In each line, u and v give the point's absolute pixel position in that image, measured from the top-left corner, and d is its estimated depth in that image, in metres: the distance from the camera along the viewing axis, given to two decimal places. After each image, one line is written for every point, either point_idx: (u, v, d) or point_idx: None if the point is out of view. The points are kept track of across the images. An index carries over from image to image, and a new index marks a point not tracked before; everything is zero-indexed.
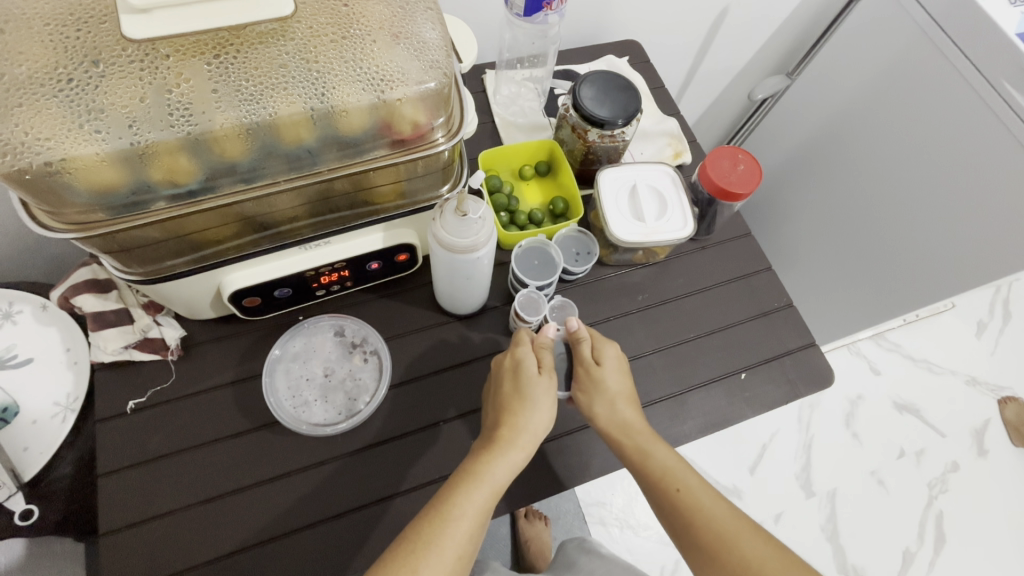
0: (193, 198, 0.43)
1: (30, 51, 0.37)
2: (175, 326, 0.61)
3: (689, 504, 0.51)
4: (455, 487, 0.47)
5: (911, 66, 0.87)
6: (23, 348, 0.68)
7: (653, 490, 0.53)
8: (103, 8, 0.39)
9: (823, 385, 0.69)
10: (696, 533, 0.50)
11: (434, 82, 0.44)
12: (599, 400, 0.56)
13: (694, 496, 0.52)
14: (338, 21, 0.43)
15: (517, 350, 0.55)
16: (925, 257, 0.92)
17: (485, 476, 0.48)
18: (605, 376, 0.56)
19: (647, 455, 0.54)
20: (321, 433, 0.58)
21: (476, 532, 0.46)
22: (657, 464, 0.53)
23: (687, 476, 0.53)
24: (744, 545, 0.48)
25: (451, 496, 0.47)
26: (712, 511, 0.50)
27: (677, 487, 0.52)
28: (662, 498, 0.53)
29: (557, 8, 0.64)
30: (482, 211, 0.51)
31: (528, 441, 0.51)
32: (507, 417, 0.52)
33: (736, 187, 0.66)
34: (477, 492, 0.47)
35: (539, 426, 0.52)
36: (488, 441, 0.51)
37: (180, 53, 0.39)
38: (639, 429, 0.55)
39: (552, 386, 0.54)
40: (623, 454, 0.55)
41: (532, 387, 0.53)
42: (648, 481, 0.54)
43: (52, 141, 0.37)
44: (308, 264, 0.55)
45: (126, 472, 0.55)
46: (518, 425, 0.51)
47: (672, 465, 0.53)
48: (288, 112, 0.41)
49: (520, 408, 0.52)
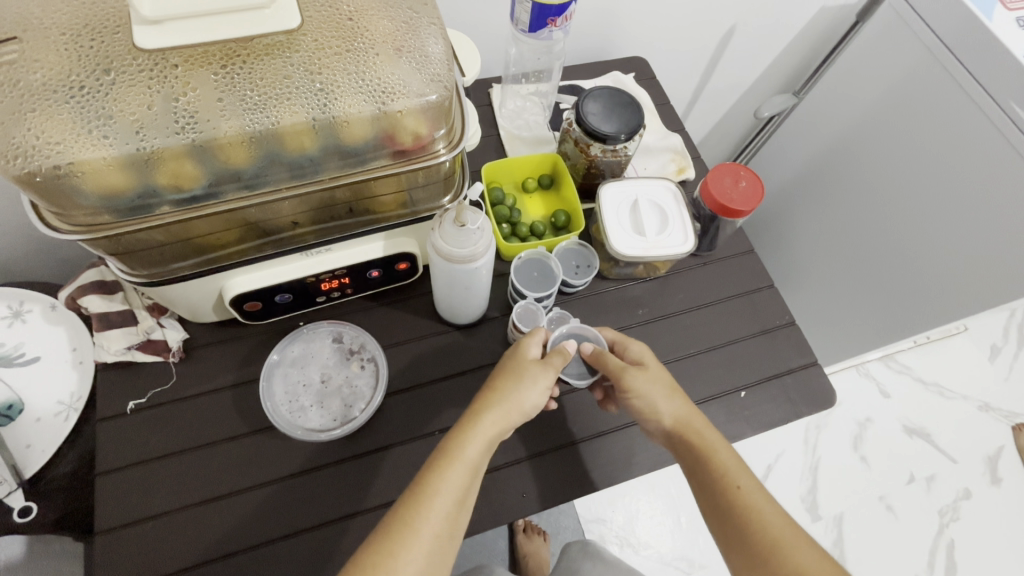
0: (197, 203, 0.44)
1: (45, 59, 0.39)
2: (178, 328, 0.62)
3: (748, 504, 0.51)
4: (428, 468, 0.47)
5: (919, 85, 0.88)
6: (31, 346, 0.70)
7: (709, 488, 0.53)
8: (117, 20, 0.40)
9: (824, 406, 0.68)
10: (751, 534, 0.49)
11: (435, 95, 0.45)
12: (659, 395, 0.56)
13: (752, 496, 0.51)
14: (342, 34, 0.44)
15: (520, 343, 0.57)
16: (938, 273, 0.90)
17: (457, 454, 0.48)
18: (656, 375, 0.57)
19: (712, 450, 0.53)
20: (316, 439, 0.57)
21: (454, 512, 0.46)
22: (719, 459, 0.53)
23: (747, 478, 0.52)
24: (799, 553, 0.47)
25: (426, 477, 0.46)
26: (769, 513, 0.50)
27: (737, 485, 0.52)
28: (718, 494, 0.52)
29: (562, 25, 0.65)
30: (480, 221, 0.52)
31: (501, 417, 0.51)
32: (485, 397, 0.52)
33: (737, 204, 0.66)
34: (449, 470, 0.47)
35: (517, 405, 0.52)
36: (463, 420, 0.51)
37: (188, 63, 0.40)
38: (701, 427, 0.55)
39: (535, 368, 0.54)
40: (685, 451, 0.55)
41: (515, 368, 0.54)
42: (706, 479, 0.53)
43: (60, 145, 0.38)
44: (308, 269, 0.56)
45: (124, 471, 0.56)
46: (491, 403, 0.51)
47: (733, 465, 0.53)
48: (291, 122, 0.42)
49: (498, 388, 0.53)
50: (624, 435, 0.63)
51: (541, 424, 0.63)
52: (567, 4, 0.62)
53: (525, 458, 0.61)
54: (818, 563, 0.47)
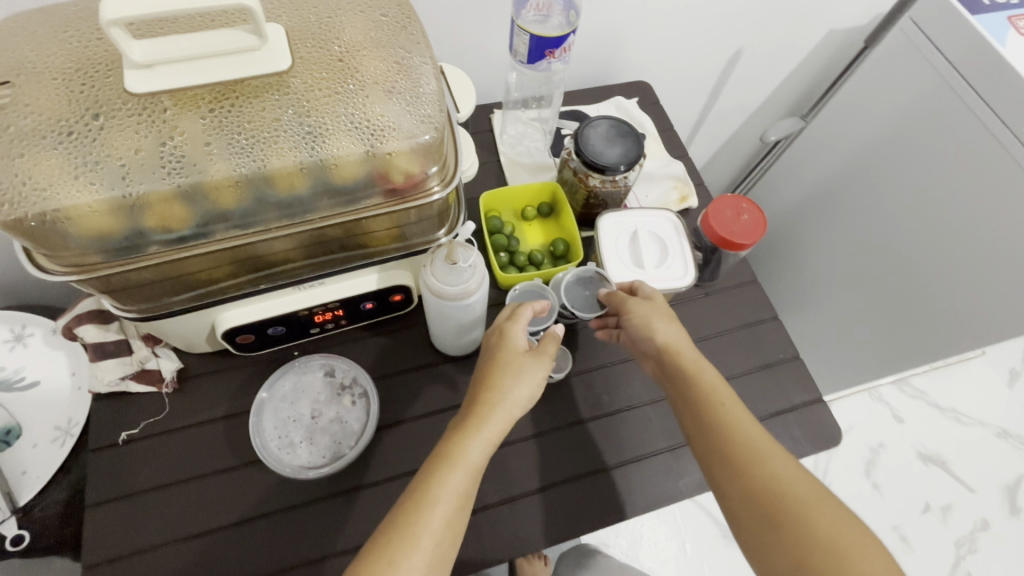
0: (186, 243, 0.44)
1: (36, 104, 0.39)
2: (172, 358, 0.62)
3: (731, 417, 0.51)
4: (429, 473, 0.46)
5: (931, 112, 0.86)
6: (31, 370, 0.71)
7: (693, 404, 0.53)
8: (109, 63, 0.41)
9: (829, 444, 0.66)
10: (730, 447, 0.49)
11: (426, 136, 0.45)
12: (656, 319, 0.58)
13: (735, 413, 0.51)
14: (333, 75, 0.43)
15: (507, 328, 0.56)
16: (957, 297, 0.88)
17: (459, 458, 0.47)
18: (659, 305, 0.59)
19: (698, 371, 0.54)
20: (304, 476, 0.56)
21: (455, 519, 0.45)
22: (705, 378, 0.53)
23: (732, 397, 0.52)
24: (777, 463, 0.48)
25: (425, 482, 0.46)
26: (751, 428, 0.50)
27: (721, 402, 0.52)
28: (702, 409, 0.52)
29: (561, 57, 0.64)
30: (472, 259, 0.51)
31: (503, 418, 0.50)
32: (485, 395, 0.51)
33: (738, 237, 0.65)
34: (450, 476, 0.46)
35: (516, 404, 0.51)
36: (462, 419, 0.50)
37: (178, 106, 0.40)
38: (690, 352, 0.56)
39: (534, 365, 0.53)
40: (673, 369, 0.55)
41: (515, 362, 0.53)
42: (690, 395, 0.53)
43: (48, 191, 0.38)
44: (299, 303, 0.56)
45: (113, 504, 0.55)
46: (493, 403, 0.50)
47: (717, 384, 0.53)
48: (280, 165, 0.42)
49: (499, 383, 0.51)
50: (622, 472, 0.61)
51: (536, 460, 0.61)
52: (566, 36, 0.61)
53: (518, 496, 0.59)
54: (798, 475, 0.47)
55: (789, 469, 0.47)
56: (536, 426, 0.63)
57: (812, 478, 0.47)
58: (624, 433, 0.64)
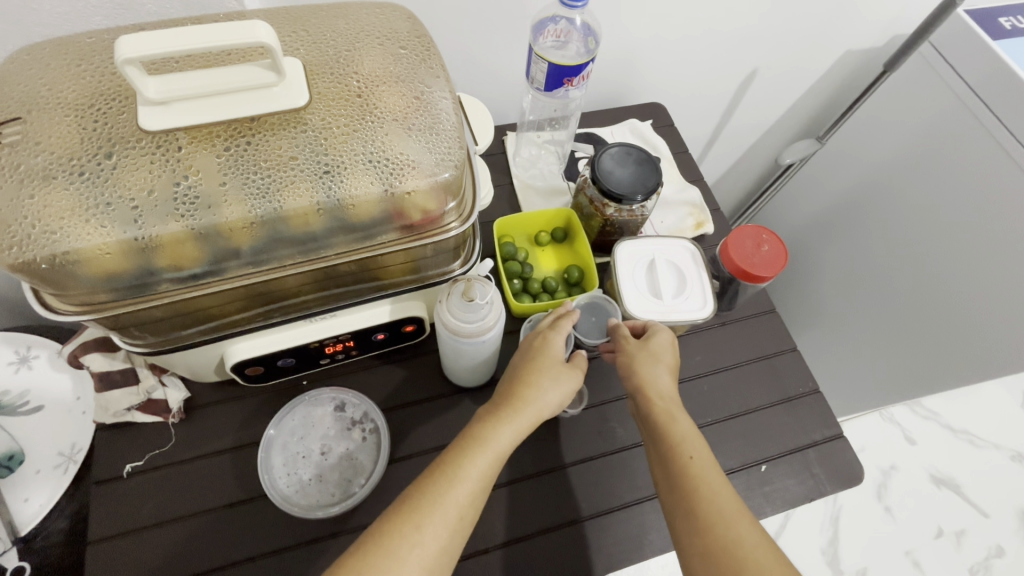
0: (198, 281, 0.43)
1: (47, 142, 0.38)
2: (180, 388, 0.60)
3: (698, 473, 0.49)
4: (459, 450, 0.47)
5: (951, 138, 0.85)
6: (35, 394, 0.70)
7: (663, 453, 0.51)
8: (124, 99, 0.40)
9: (850, 483, 0.64)
10: (695, 504, 0.48)
11: (446, 175, 0.43)
12: (646, 362, 0.56)
13: (703, 469, 0.49)
14: (352, 113, 0.42)
15: (547, 331, 0.56)
16: (976, 327, 0.85)
17: (491, 442, 0.47)
18: (657, 349, 0.57)
19: (671, 420, 0.52)
20: (313, 516, 0.54)
21: (477, 499, 0.46)
22: (678, 429, 0.52)
23: (703, 450, 0.50)
24: (739, 526, 0.46)
25: (455, 457, 0.46)
26: (717, 486, 0.48)
27: (691, 455, 0.50)
28: (670, 463, 0.50)
29: (579, 84, 0.63)
30: (490, 295, 0.50)
31: (536, 413, 0.50)
32: (521, 388, 0.51)
33: (759, 270, 0.63)
34: (480, 457, 0.46)
35: (548, 404, 0.51)
36: (497, 406, 0.50)
37: (193, 144, 0.39)
38: (669, 398, 0.54)
39: (570, 369, 0.53)
40: (647, 414, 0.53)
41: (554, 365, 0.53)
42: (661, 444, 0.51)
43: (58, 233, 0.37)
44: (311, 336, 0.55)
45: (115, 540, 0.54)
46: (529, 396, 0.50)
47: (690, 436, 0.51)
48: (296, 205, 0.40)
49: (535, 379, 0.51)
50: (637, 511, 0.60)
51: (549, 498, 0.60)
52: (585, 64, 0.60)
53: (529, 535, 0.58)
54: (758, 542, 0.45)
55: (750, 535, 0.46)
56: (550, 461, 0.62)
57: (772, 544, 0.46)
58: (639, 470, 0.62)
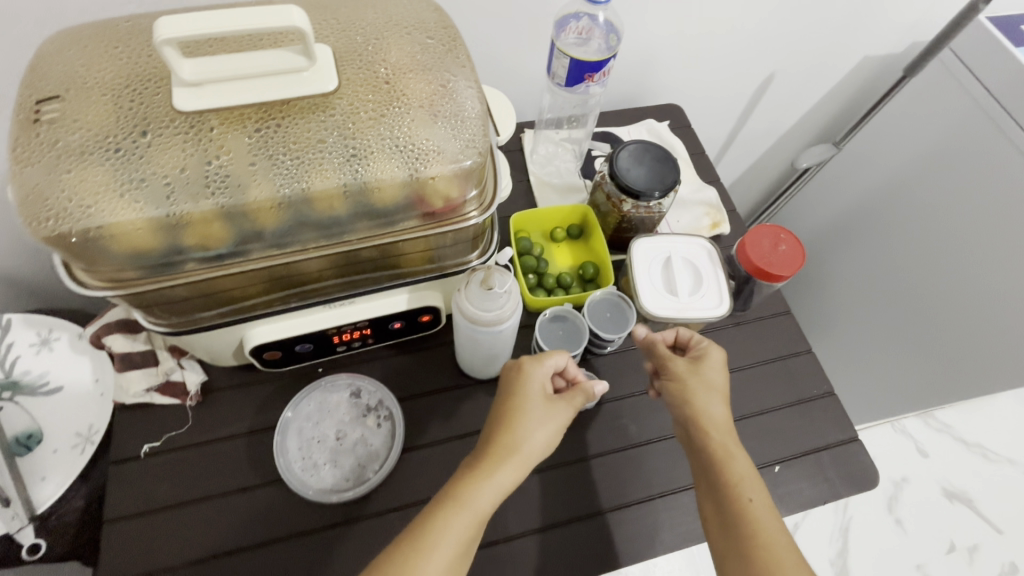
0: (223, 261, 0.44)
1: (84, 119, 0.39)
2: (197, 370, 0.61)
3: (757, 518, 0.48)
4: (437, 510, 0.44)
5: (972, 144, 0.85)
6: (54, 375, 0.71)
7: (718, 490, 0.50)
8: (158, 80, 0.41)
9: (864, 487, 0.64)
10: (754, 549, 0.46)
11: (469, 161, 0.44)
12: (700, 389, 0.55)
13: (761, 513, 0.48)
14: (379, 98, 0.43)
15: (528, 366, 0.53)
16: (1001, 336, 0.83)
17: (471, 499, 0.45)
18: (709, 372, 0.56)
19: (729, 457, 0.51)
20: (328, 500, 0.55)
21: (456, 562, 0.43)
22: (735, 468, 0.50)
23: (761, 493, 0.49)
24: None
25: (432, 519, 0.44)
26: (776, 531, 0.47)
27: (749, 497, 0.49)
28: (728, 503, 0.49)
29: (599, 81, 0.64)
30: (508, 285, 0.50)
31: (520, 462, 0.48)
32: (503, 438, 0.48)
33: (776, 268, 0.63)
34: (458, 517, 0.44)
35: (532, 452, 0.49)
36: (478, 459, 0.48)
37: (224, 125, 0.40)
38: (724, 431, 0.53)
39: (555, 412, 0.51)
40: (702, 446, 0.53)
41: (536, 404, 0.51)
42: (717, 481, 0.51)
43: (92, 208, 0.37)
44: (330, 322, 0.55)
45: (132, 520, 0.55)
46: (512, 446, 0.48)
47: (747, 476, 0.50)
48: (322, 187, 0.41)
49: (518, 427, 0.49)
50: (650, 508, 0.60)
51: (562, 491, 0.59)
52: (606, 60, 0.61)
53: (542, 528, 0.57)
54: None
55: None
56: (564, 455, 0.62)
57: None
58: (652, 467, 0.62)
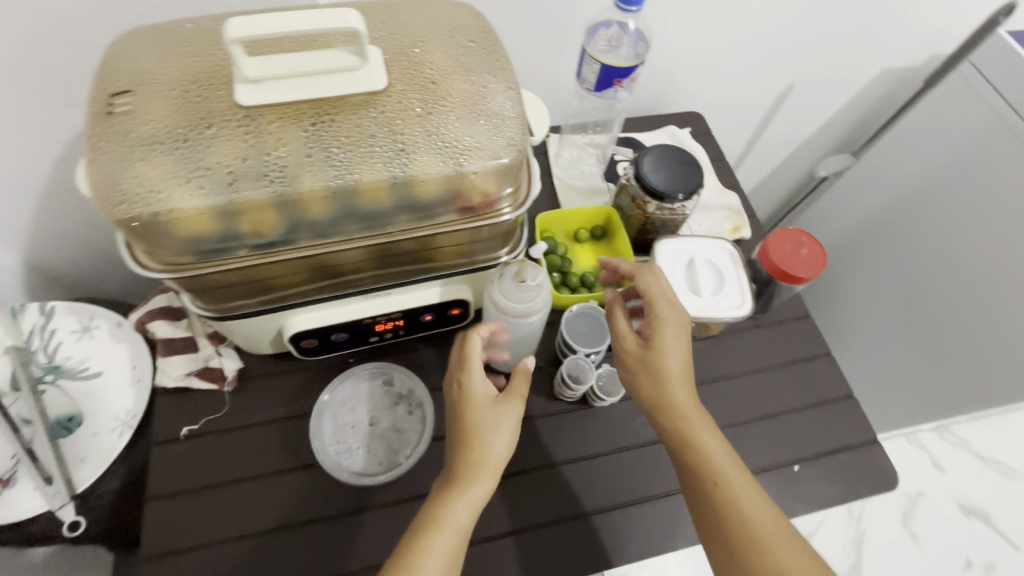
0: (272, 248, 0.46)
1: (154, 112, 0.41)
2: (234, 357, 0.64)
3: (729, 501, 0.50)
4: (414, 540, 0.46)
5: (990, 156, 0.86)
6: (95, 361, 0.74)
7: (690, 477, 0.52)
8: (222, 76, 0.43)
9: (882, 488, 0.64)
10: (731, 531, 0.49)
11: (508, 158, 0.46)
12: (651, 376, 0.54)
13: (733, 493, 0.50)
14: (425, 97, 0.45)
15: (463, 378, 0.52)
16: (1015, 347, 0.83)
17: (445, 522, 0.46)
18: (660, 352, 0.54)
19: (695, 442, 0.52)
20: (360, 483, 0.57)
21: None
22: (701, 453, 0.51)
23: (729, 472, 0.51)
24: (779, 550, 0.48)
25: (410, 549, 0.45)
26: (751, 509, 0.49)
27: (716, 481, 0.50)
28: (699, 490, 0.51)
29: (627, 87, 0.66)
30: (540, 278, 0.52)
31: (487, 473, 0.49)
32: (466, 455, 0.49)
33: (797, 271, 0.64)
34: (437, 540, 0.46)
35: (497, 459, 0.50)
36: (446, 480, 0.49)
37: (281, 119, 0.42)
38: (686, 415, 0.53)
39: (509, 414, 0.51)
40: (667, 434, 0.53)
41: (488, 413, 0.51)
42: (688, 469, 0.52)
43: (159, 194, 0.40)
44: (365, 312, 0.58)
45: (171, 498, 0.57)
46: (476, 460, 0.49)
47: (716, 457, 0.51)
48: (370, 179, 0.43)
49: (477, 442, 0.50)
50: (670, 503, 0.61)
51: (584, 484, 0.62)
52: (635, 67, 0.63)
53: (564, 519, 0.59)
54: (798, 563, 0.47)
55: (790, 557, 0.48)
56: (586, 449, 0.64)
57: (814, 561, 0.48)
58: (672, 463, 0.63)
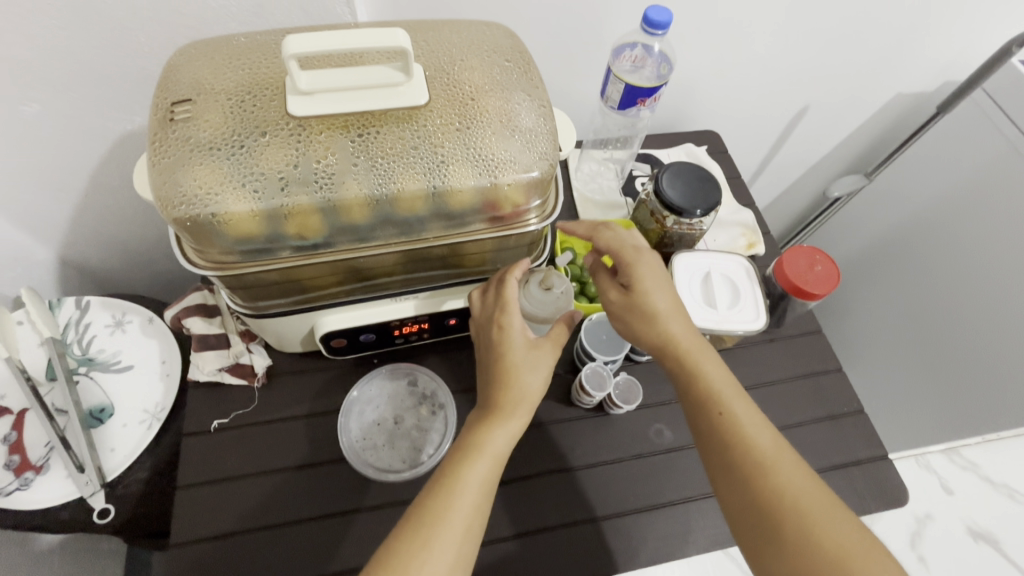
0: (314, 250, 0.49)
1: (212, 119, 0.44)
2: (264, 354, 0.66)
3: (733, 429, 0.50)
4: (455, 463, 0.49)
5: (1001, 182, 0.87)
6: (126, 355, 0.77)
7: (694, 407, 0.53)
8: (274, 88, 0.46)
9: (892, 502, 0.65)
10: (738, 457, 0.49)
11: (539, 171, 0.49)
12: (639, 315, 0.55)
13: (738, 422, 0.50)
14: (463, 113, 0.48)
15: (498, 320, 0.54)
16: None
17: (484, 448, 0.50)
18: (644, 292, 0.55)
19: (699, 372, 0.53)
20: (385, 479, 0.59)
21: (483, 504, 0.48)
22: (705, 383, 0.52)
23: (733, 402, 0.51)
24: (784, 473, 0.48)
25: (448, 473, 0.48)
26: (756, 437, 0.50)
27: (720, 411, 0.51)
28: (705, 421, 0.52)
29: (649, 105, 0.69)
30: (564, 286, 0.60)
31: (526, 409, 0.52)
32: (504, 390, 0.52)
33: (811, 286, 0.66)
34: (477, 464, 0.49)
35: (534, 395, 0.53)
36: (484, 413, 0.52)
37: (329, 131, 0.45)
38: (688, 346, 0.54)
39: (545, 356, 0.54)
40: (671, 368, 0.54)
41: (524, 355, 0.54)
42: (693, 400, 0.53)
43: (215, 195, 0.43)
44: (393, 315, 0.60)
45: (201, 488, 0.59)
46: (516, 395, 0.52)
47: (720, 387, 0.52)
48: (410, 189, 0.46)
49: (515, 378, 0.53)
50: (683, 509, 0.63)
51: (598, 488, 0.63)
52: (658, 87, 0.66)
53: (578, 521, 0.61)
54: (804, 486, 0.47)
55: (797, 481, 0.47)
56: (601, 454, 0.65)
57: (819, 486, 0.47)
58: (686, 471, 0.65)
